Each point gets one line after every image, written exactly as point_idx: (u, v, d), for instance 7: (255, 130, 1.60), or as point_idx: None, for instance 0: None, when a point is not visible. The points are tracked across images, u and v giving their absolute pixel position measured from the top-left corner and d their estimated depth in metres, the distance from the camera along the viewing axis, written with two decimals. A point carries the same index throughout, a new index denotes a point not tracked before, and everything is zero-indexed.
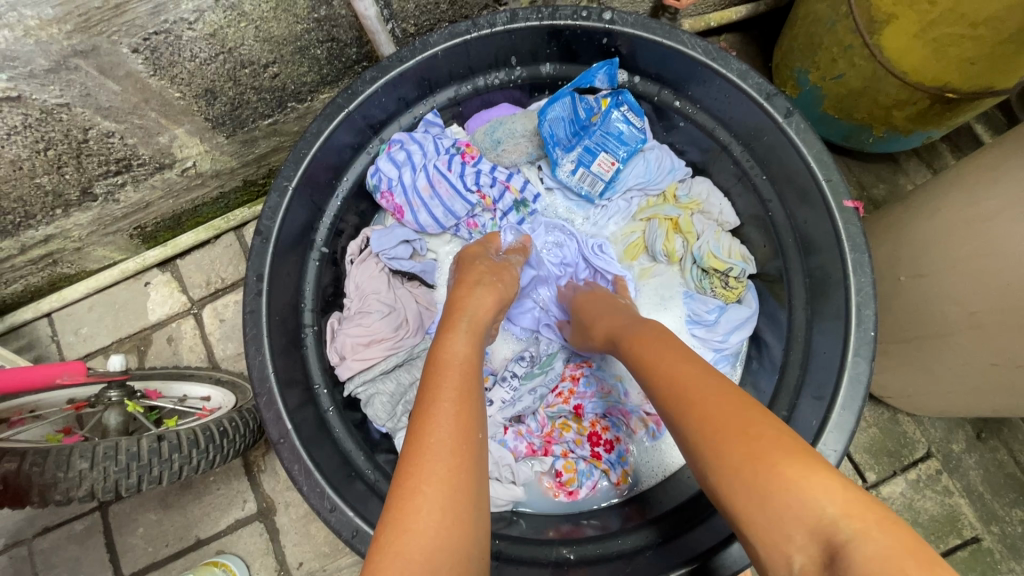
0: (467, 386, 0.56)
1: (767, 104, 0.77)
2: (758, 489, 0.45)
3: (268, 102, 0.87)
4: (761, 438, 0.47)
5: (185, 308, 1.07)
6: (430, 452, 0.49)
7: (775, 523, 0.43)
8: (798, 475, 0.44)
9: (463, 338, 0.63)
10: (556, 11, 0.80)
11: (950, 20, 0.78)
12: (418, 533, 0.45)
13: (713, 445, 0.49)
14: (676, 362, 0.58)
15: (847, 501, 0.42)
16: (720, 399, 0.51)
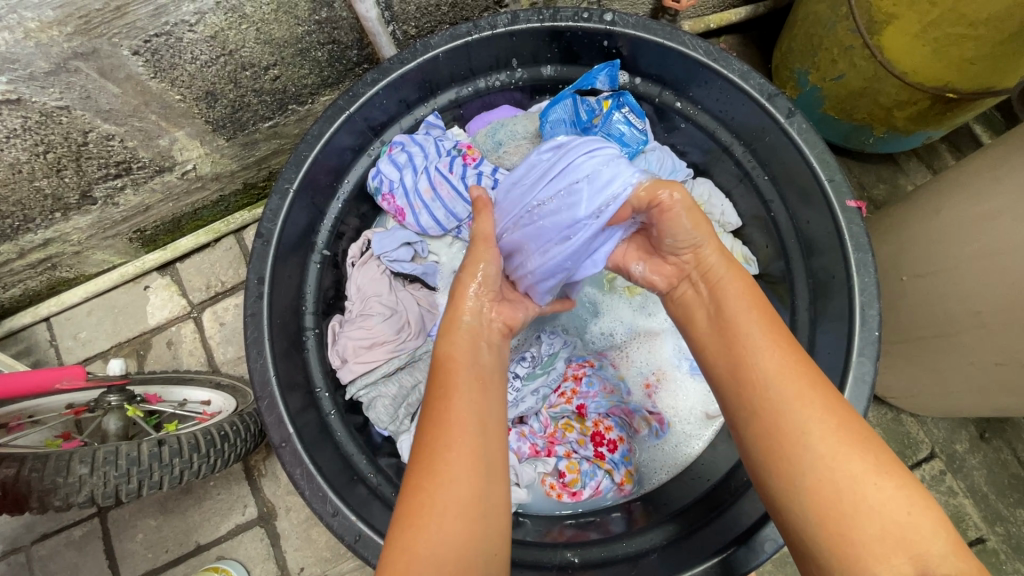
0: (472, 386, 0.55)
1: (768, 104, 0.77)
2: (869, 514, 0.45)
3: (268, 105, 0.87)
4: (877, 460, 0.48)
5: (185, 312, 1.06)
6: (450, 451, 0.50)
7: (877, 541, 0.44)
8: (911, 503, 0.46)
9: (465, 335, 0.60)
10: (556, 12, 0.80)
11: (950, 21, 0.78)
12: (433, 531, 0.46)
13: (828, 456, 0.48)
14: (785, 355, 0.55)
15: (954, 542, 0.44)
16: (834, 411, 0.51)
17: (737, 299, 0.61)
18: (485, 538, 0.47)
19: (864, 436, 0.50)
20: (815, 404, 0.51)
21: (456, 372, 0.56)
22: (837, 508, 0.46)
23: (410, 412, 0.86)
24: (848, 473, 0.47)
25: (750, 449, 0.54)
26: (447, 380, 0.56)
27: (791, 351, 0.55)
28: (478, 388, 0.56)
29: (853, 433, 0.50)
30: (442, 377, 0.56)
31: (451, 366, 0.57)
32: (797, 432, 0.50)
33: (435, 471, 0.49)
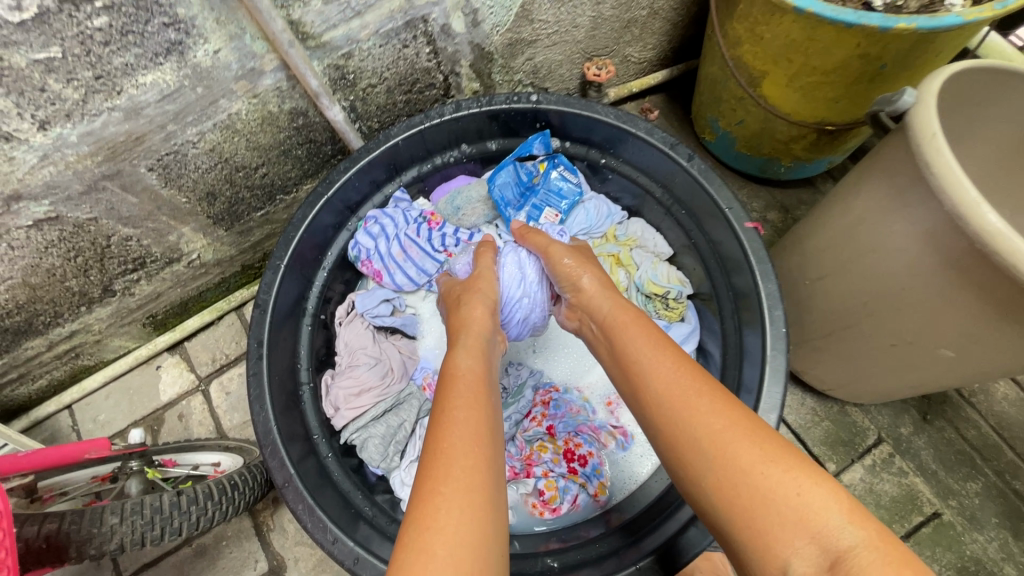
0: (472, 396, 0.63)
1: (672, 152, 0.94)
2: (764, 500, 0.50)
3: (259, 197, 1.03)
4: (768, 448, 0.53)
5: (194, 385, 1.18)
6: (456, 450, 0.55)
7: (779, 527, 0.48)
8: (800, 484, 0.50)
9: (470, 356, 0.71)
10: (491, 99, 0.98)
11: (808, 74, 0.95)
12: (438, 529, 0.48)
13: (719, 456, 0.54)
14: (671, 369, 0.63)
15: (851, 513, 0.47)
16: (720, 410, 0.57)
17: (627, 331, 0.72)
18: (492, 536, 0.50)
19: (755, 428, 0.55)
20: (695, 404, 0.59)
21: (465, 386, 0.64)
22: (740, 501, 0.51)
23: (399, 449, 0.94)
24: (738, 465, 0.52)
25: (666, 462, 0.60)
26: (455, 395, 0.62)
27: (677, 365, 0.64)
28: (477, 400, 0.62)
29: (741, 425, 0.56)
30: (455, 387, 0.64)
31: (456, 379, 0.66)
32: (689, 439, 0.57)
33: (445, 471, 0.53)
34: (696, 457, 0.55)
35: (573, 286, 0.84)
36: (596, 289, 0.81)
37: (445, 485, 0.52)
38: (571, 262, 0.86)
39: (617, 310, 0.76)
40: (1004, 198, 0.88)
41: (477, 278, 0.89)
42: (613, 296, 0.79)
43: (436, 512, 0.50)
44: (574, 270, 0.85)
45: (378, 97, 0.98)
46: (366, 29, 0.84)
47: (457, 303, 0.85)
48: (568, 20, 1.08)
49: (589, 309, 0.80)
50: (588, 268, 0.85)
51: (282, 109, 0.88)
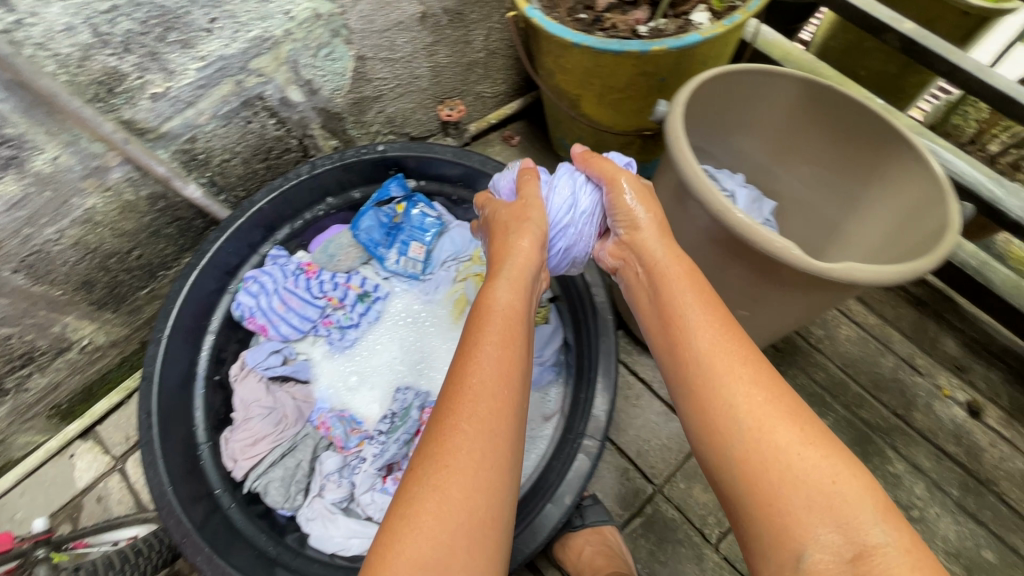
0: (496, 342, 0.70)
1: (504, 177, 1.10)
2: (799, 485, 0.55)
3: (140, 276, 1.10)
4: (807, 431, 0.59)
5: (110, 466, 1.21)
6: (476, 396, 0.64)
7: (806, 508, 0.54)
8: (836, 473, 0.55)
9: (507, 287, 0.77)
10: (342, 155, 1.10)
11: (610, 94, 1.10)
12: (456, 462, 0.59)
13: (755, 428, 0.60)
14: (718, 332, 0.69)
15: (885, 516, 0.53)
16: (765, 386, 0.63)
17: (677, 284, 0.76)
18: (503, 473, 0.60)
19: (799, 413, 0.61)
20: (737, 374, 0.64)
21: (500, 333, 0.71)
22: (769, 479, 0.57)
23: (300, 488, 1.01)
24: (775, 446, 0.58)
25: (687, 412, 0.67)
26: (479, 335, 0.70)
27: (724, 333, 0.69)
28: (505, 340, 0.70)
29: (786, 407, 0.61)
30: (480, 328, 0.72)
31: (486, 316, 0.73)
32: (728, 405, 0.63)
33: (467, 410, 0.63)
34: (737, 423, 0.61)
35: (629, 222, 0.84)
36: (655, 235, 0.82)
37: (468, 429, 0.61)
38: (636, 202, 0.84)
39: (672, 261, 0.79)
40: (817, 132, 1.03)
41: (525, 206, 0.88)
42: (667, 244, 0.81)
43: (459, 451, 0.59)
44: (635, 210, 0.84)
45: (236, 168, 1.07)
46: (203, 115, 0.93)
47: (501, 235, 0.86)
48: (407, 74, 1.21)
49: (638, 251, 0.82)
50: (649, 207, 0.84)
51: (140, 196, 0.96)
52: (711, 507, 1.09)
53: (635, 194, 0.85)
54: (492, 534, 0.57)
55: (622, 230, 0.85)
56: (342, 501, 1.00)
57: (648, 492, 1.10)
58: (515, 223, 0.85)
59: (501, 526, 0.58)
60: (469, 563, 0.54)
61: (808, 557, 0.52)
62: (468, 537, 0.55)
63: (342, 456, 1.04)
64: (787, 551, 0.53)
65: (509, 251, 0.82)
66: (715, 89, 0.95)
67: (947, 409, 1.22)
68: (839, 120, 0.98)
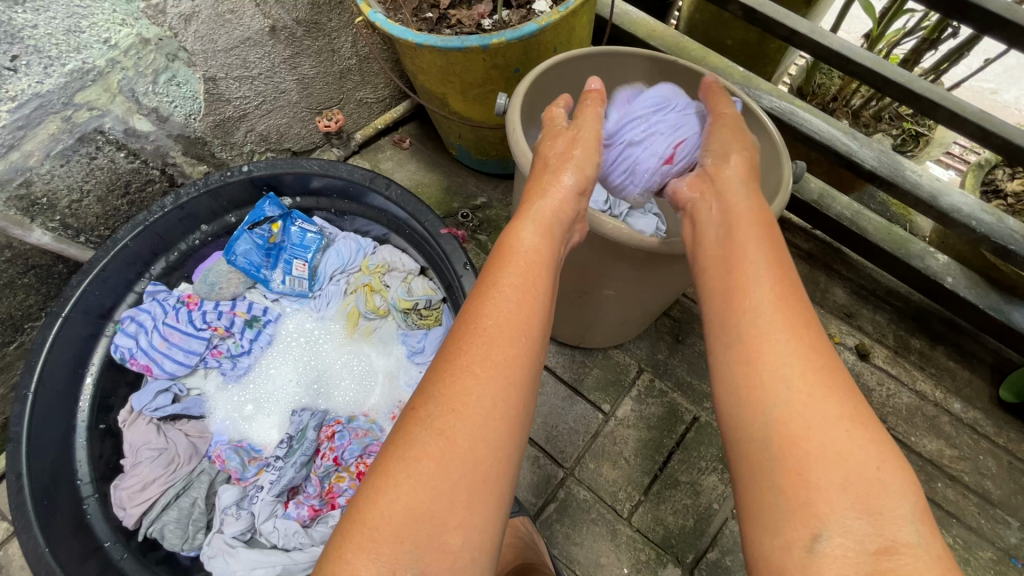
0: (518, 288, 0.63)
1: (373, 184, 1.08)
2: (842, 463, 0.47)
3: (4, 332, 1.04)
4: (852, 411, 0.50)
5: (8, 532, 1.16)
6: (491, 340, 0.58)
7: (838, 489, 0.46)
8: (880, 458, 0.47)
9: (536, 228, 0.69)
10: (206, 180, 1.07)
11: (471, 90, 1.10)
12: (467, 407, 0.54)
13: (802, 391, 0.50)
14: (779, 289, 0.58)
15: (922, 515, 0.45)
16: (817, 351, 0.53)
17: (740, 229, 0.65)
18: (510, 434, 0.55)
19: (848, 388, 0.52)
20: (796, 327, 0.55)
21: (523, 278, 0.64)
22: (810, 452, 0.48)
23: (199, 526, 0.98)
24: (820, 416, 0.49)
25: (716, 358, 0.58)
26: (503, 276, 0.64)
27: (784, 288, 0.58)
28: (527, 287, 0.63)
29: (836, 380, 0.52)
30: (506, 267, 0.65)
31: (510, 255, 0.66)
32: (773, 360, 0.53)
33: (477, 354, 0.57)
34: (786, 378, 0.52)
35: (714, 158, 0.77)
36: (725, 189, 0.71)
37: (481, 374, 0.56)
38: (724, 143, 0.77)
39: (750, 205, 0.68)
40: (670, 102, 1.04)
41: (585, 136, 0.81)
42: (748, 189, 0.71)
43: (469, 396, 0.55)
44: (721, 147, 0.77)
45: (91, 207, 1.03)
46: (32, 156, 0.90)
47: (555, 166, 0.77)
48: (270, 89, 1.18)
49: (717, 194, 0.72)
50: (738, 150, 0.76)
51: None
52: (620, 483, 1.10)
53: (724, 137, 0.78)
54: (492, 497, 0.52)
55: (704, 171, 0.77)
56: (243, 534, 0.97)
57: (559, 476, 1.11)
58: (578, 158, 0.78)
59: (506, 484, 0.54)
60: (461, 523, 0.50)
61: (826, 539, 0.44)
62: (464, 494, 0.51)
63: (241, 487, 1.02)
64: (799, 529, 0.46)
65: (560, 185, 0.74)
66: (559, 73, 0.95)
67: (837, 354, 1.28)
68: (690, 86, 0.99)
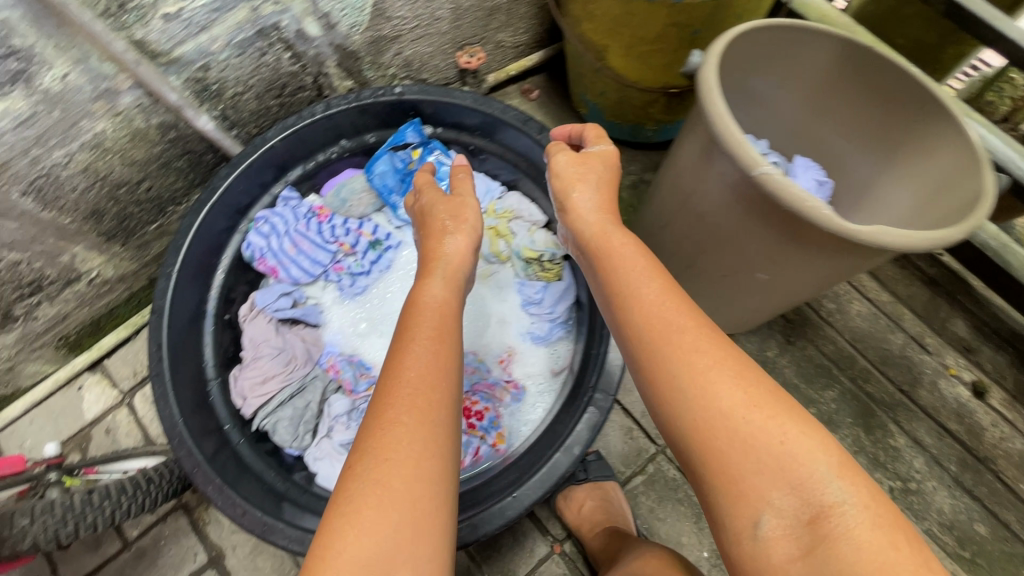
0: (427, 339, 0.68)
1: (525, 127, 1.04)
2: (751, 453, 0.51)
3: (149, 210, 1.08)
4: (752, 393, 0.54)
5: (118, 399, 1.23)
6: (407, 388, 0.62)
7: (759, 476, 0.50)
8: (785, 433, 0.51)
9: (440, 284, 0.77)
10: (359, 95, 1.05)
11: (637, 44, 1.06)
12: (398, 455, 0.56)
13: (699, 398, 0.54)
14: (660, 299, 0.62)
15: (841, 470, 0.49)
16: (715, 353, 0.56)
17: (618, 260, 0.70)
18: (444, 459, 0.58)
19: (750, 377, 0.55)
20: (687, 336, 0.58)
21: (419, 330, 0.69)
22: (721, 450, 0.52)
23: (309, 428, 1.02)
24: (722, 416, 0.52)
25: (642, 391, 0.60)
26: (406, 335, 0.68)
27: (677, 302, 0.62)
28: (437, 335, 0.68)
29: (734, 369, 0.55)
30: (416, 322, 0.70)
31: (418, 312, 0.73)
32: (680, 378, 0.56)
33: (396, 403, 0.60)
34: (684, 396, 0.55)
35: (568, 204, 0.81)
36: (588, 211, 0.79)
37: (410, 423, 0.59)
38: (575, 171, 0.83)
39: (602, 235, 0.75)
40: (857, 91, 0.97)
41: (455, 200, 0.91)
42: (598, 217, 0.78)
43: (398, 444, 0.57)
44: (557, 187, 0.82)
45: (249, 103, 1.04)
46: (216, 42, 0.89)
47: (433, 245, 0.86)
48: (427, 14, 1.16)
49: (580, 233, 0.78)
50: (587, 187, 0.81)
51: (150, 124, 0.93)
52: None
53: (567, 176, 0.83)
54: (438, 513, 0.55)
55: (563, 206, 0.83)
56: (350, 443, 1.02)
57: (651, 451, 1.11)
58: (455, 232, 0.86)
59: (449, 509, 0.57)
60: (411, 553, 0.51)
61: (765, 523, 0.49)
62: (416, 526, 0.53)
63: (351, 399, 1.05)
64: (742, 521, 0.50)
65: (433, 258, 0.83)
66: (747, 52, 0.91)
67: (951, 387, 1.21)
68: (881, 79, 0.92)
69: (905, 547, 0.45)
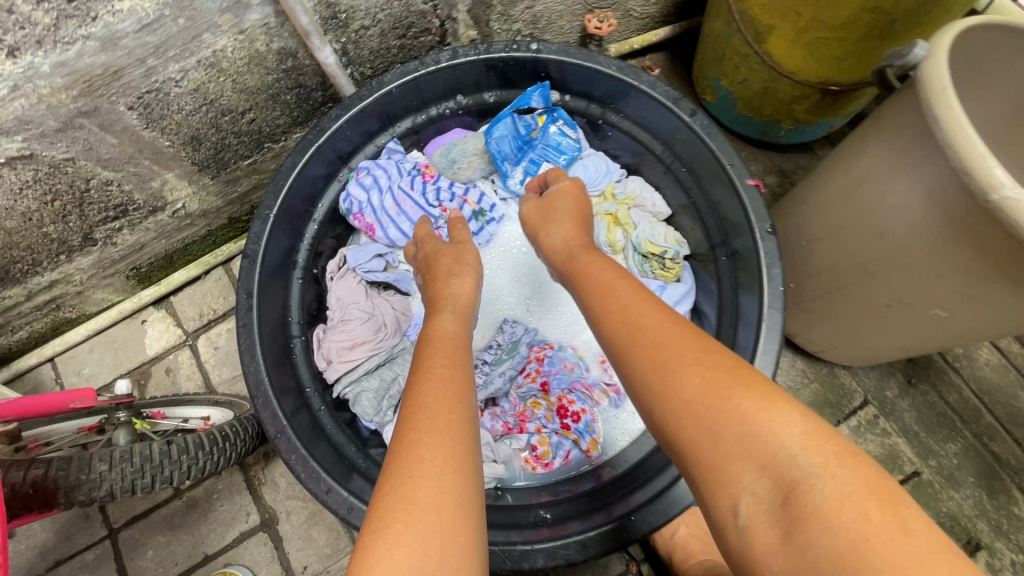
0: (440, 357, 0.64)
1: (674, 107, 0.91)
2: (715, 437, 0.45)
3: (247, 144, 0.99)
4: (712, 372, 0.49)
5: (181, 340, 1.16)
6: (419, 401, 0.57)
7: (729, 458, 0.44)
8: (745, 412, 0.44)
9: (451, 317, 0.73)
10: (490, 46, 0.93)
11: (815, 28, 0.92)
12: (425, 474, 0.49)
13: (662, 388, 0.50)
14: (630, 299, 0.61)
15: (805, 439, 0.42)
16: (680, 343, 0.52)
17: (595, 273, 0.69)
18: (471, 471, 0.51)
19: (715, 358, 0.50)
20: (651, 329, 0.55)
21: (438, 349, 0.65)
22: (691, 440, 0.46)
23: (392, 404, 0.94)
24: (689, 404, 0.47)
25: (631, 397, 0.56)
26: (426, 356, 0.64)
27: (642, 300, 0.60)
28: (457, 359, 0.64)
29: (696, 352, 0.51)
30: (432, 349, 0.65)
31: (433, 339, 0.68)
32: (648, 376, 0.52)
33: (417, 417, 0.55)
34: (649, 391, 0.51)
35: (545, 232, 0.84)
36: (558, 240, 0.81)
37: (432, 439, 0.52)
38: (554, 203, 0.86)
39: (567, 256, 0.77)
40: None
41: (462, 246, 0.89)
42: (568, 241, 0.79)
43: (422, 459, 0.51)
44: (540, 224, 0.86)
45: (371, 41, 0.93)
46: None
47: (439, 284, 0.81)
48: None
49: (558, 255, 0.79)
50: (563, 227, 0.82)
51: (270, 49, 0.83)
52: None
53: (551, 206, 0.86)
54: (468, 512, 0.48)
55: (540, 232, 0.85)
56: None
57: None
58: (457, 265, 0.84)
59: (477, 528, 0.48)
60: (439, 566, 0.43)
61: (742, 512, 0.42)
62: (439, 533, 0.45)
63: None
64: (724, 514, 0.43)
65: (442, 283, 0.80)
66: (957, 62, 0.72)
67: None
68: None
69: (881, 518, 0.37)
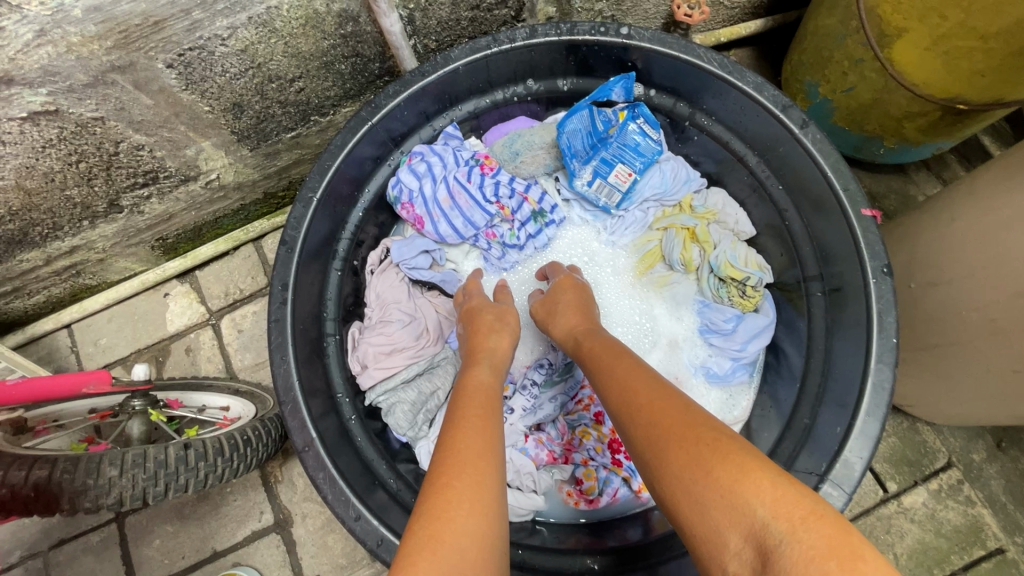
0: (474, 399, 0.59)
1: (783, 115, 0.78)
2: (699, 504, 0.43)
3: (292, 115, 0.89)
4: (695, 441, 0.47)
5: (204, 319, 1.08)
6: (450, 444, 0.51)
7: (714, 523, 0.42)
8: (723, 481, 0.43)
9: (486, 369, 0.66)
10: (574, 26, 0.81)
11: (962, 35, 0.79)
12: (455, 519, 0.43)
13: (653, 458, 0.49)
14: (628, 371, 0.60)
15: (777, 503, 0.40)
16: (661, 411, 0.52)
17: (599, 349, 0.68)
18: (498, 521, 0.45)
19: (699, 427, 0.49)
20: (643, 398, 0.55)
21: (471, 400, 0.58)
22: (684, 510, 0.45)
23: (428, 418, 0.87)
24: (675, 474, 0.46)
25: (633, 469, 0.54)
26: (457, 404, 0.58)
27: (636, 372, 0.60)
28: (488, 409, 0.57)
29: (684, 421, 0.50)
30: (461, 400, 0.59)
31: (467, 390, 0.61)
32: (642, 449, 0.51)
33: (449, 461, 0.49)
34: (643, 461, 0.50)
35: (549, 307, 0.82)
36: (569, 307, 0.79)
37: (461, 484, 0.46)
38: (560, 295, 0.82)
39: (575, 321, 0.76)
40: None
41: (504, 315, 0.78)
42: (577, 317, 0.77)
43: (452, 499, 0.45)
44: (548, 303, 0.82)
45: (440, 10, 0.82)
46: None
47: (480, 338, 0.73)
48: None
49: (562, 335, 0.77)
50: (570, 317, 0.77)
51: (330, 10, 0.72)
52: None
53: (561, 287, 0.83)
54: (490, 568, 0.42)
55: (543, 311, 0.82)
56: None
57: None
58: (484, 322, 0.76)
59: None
60: None
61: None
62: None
63: None
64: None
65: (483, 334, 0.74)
66: None
67: None
68: None
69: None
